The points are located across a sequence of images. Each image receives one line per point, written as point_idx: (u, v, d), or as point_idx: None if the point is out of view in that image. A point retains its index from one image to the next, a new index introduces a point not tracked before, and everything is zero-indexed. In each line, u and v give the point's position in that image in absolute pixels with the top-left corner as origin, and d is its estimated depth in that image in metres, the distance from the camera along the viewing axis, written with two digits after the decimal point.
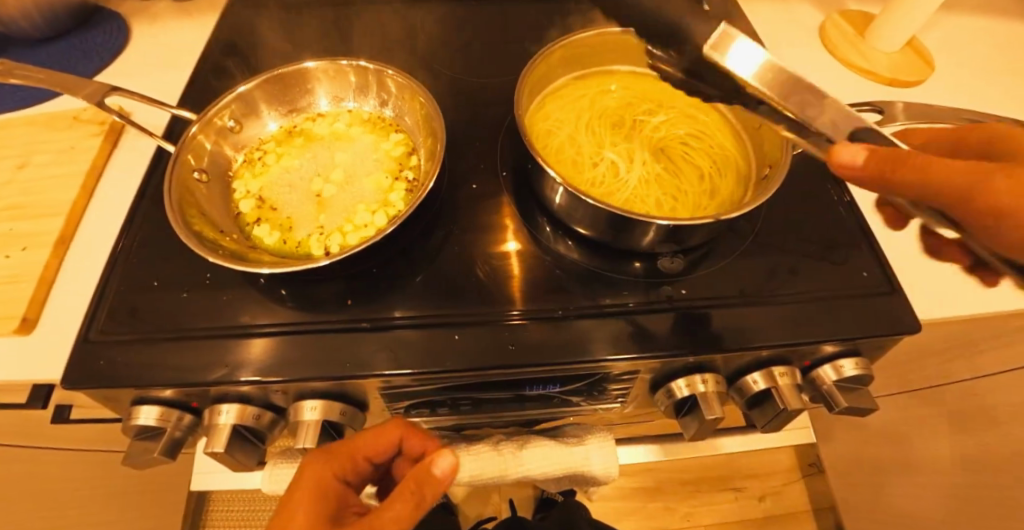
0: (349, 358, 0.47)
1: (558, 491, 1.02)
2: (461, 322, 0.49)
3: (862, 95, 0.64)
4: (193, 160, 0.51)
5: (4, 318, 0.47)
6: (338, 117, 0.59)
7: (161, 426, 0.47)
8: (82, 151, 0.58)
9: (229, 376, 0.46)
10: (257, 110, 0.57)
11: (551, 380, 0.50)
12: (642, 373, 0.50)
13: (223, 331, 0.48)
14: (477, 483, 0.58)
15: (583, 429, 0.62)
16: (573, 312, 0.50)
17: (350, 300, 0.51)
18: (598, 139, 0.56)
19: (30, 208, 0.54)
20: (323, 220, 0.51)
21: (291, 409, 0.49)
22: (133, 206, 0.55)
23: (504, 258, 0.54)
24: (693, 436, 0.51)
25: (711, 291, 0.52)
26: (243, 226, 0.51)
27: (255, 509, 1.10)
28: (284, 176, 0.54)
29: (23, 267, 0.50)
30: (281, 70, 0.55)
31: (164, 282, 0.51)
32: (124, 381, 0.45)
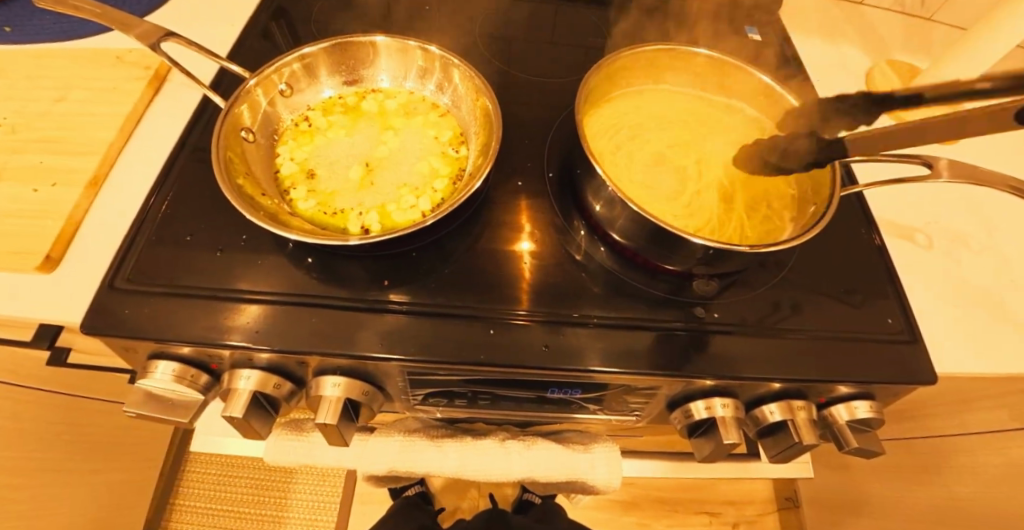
0: (356, 338, 0.46)
1: (537, 494, 1.01)
2: (496, 319, 0.49)
3: (900, 146, 0.66)
4: (243, 117, 0.51)
5: (28, 253, 0.46)
6: (395, 95, 0.58)
7: (177, 382, 0.47)
8: (124, 92, 0.56)
9: (256, 343, 0.45)
10: (315, 75, 0.57)
11: (573, 385, 0.50)
12: (661, 390, 0.51)
13: (254, 295, 0.48)
14: (477, 478, 0.57)
15: (585, 436, 0.61)
16: (595, 319, 0.50)
17: (386, 281, 0.51)
18: (654, 157, 0.57)
19: (63, 144, 0.52)
20: (367, 196, 0.51)
21: (311, 382, 0.48)
22: (171, 154, 0.54)
23: (533, 256, 0.54)
24: (704, 458, 0.52)
25: (740, 317, 0.52)
26: (283, 189, 0.51)
27: (230, 474, 1.09)
28: (332, 146, 0.54)
29: (51, 202, 0.49)
30: (346, 39, 0.55)
31: (197, 237, 0.50)
32: (148, 333, 0.44)
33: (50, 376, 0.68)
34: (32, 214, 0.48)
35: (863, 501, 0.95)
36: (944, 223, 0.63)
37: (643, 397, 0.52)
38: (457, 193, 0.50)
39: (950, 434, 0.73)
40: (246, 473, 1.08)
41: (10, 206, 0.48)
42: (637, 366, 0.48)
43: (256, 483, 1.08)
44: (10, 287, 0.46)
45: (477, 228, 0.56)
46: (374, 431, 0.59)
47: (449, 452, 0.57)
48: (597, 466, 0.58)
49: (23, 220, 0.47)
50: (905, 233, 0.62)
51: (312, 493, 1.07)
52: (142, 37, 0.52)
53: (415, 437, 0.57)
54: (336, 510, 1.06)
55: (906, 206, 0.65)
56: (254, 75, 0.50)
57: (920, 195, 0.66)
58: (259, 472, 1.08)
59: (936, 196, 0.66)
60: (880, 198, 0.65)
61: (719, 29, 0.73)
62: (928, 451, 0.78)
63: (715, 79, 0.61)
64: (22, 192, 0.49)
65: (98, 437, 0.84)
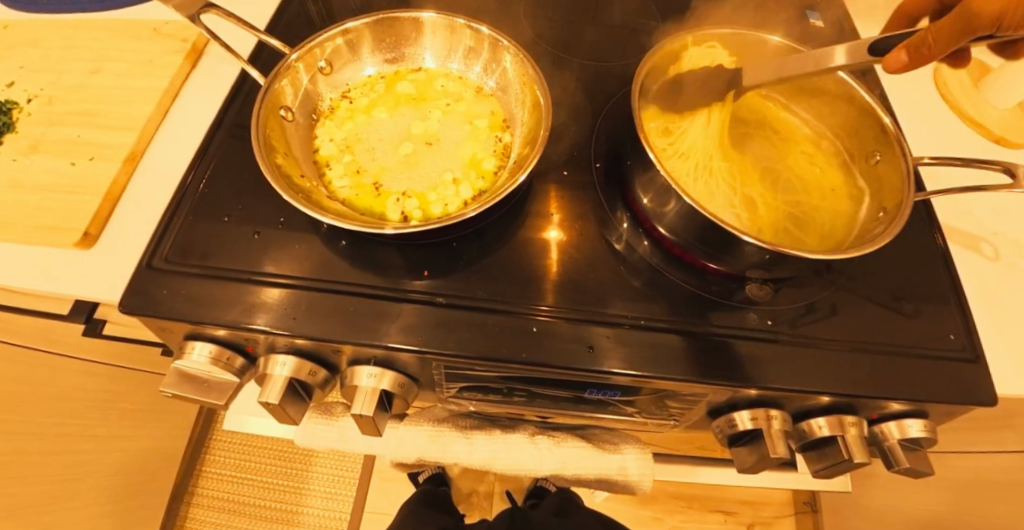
0: (390, 329, 0.45)
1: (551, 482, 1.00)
2: (537, 316, 0.47)
3: (966, 149, 0.62)
4: (283, 94, 0.49)
5: (66, 228, 0.45)
6: (436, 77, 0.56)
7: (213, 364, 0.46)
8: (161, 65, 0.54)
9: (292, 328, 0.44)
10: (357, 51, 0.54)
11: (612, 387, 0.48)
12: (704, 397, 0.49)
13: (283, 281, 0.46)
14: (507, 473, 0.56)
15: (615, 435, 0.60)
16: (639, 321, 0.48)
17: (425, 271, 0.49)
18: (709, 150, 0.53)
19: (100, 117, 0.51)
20: (408, 182, 0.49)
21: (345, 371, 0.47)
22: (208, 133, 0.52)
23: (569, 248, 0.52)
24: (744, 469, 0.50)
25: (792, 326, 0.50)
26: (321, 171, 0.49)
27: (253, 446, 1.10)
28: (374, 128, 0.52)
29: (89, 177, 0.48)
30: (389, 14, 0.52)
31: (233, 218, 0.49)
32: (185, 315, 0.43)
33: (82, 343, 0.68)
34: (71, 189, 0.47)
35: (886, 510, 0.91)
36: (1013, 233, 0.59)
37: (683, 403, 0.50)
38: (501, 184, 0.48)
39: (989, 450, 0.70)
40: (270, 445, 1.10)
41: (50, 181, 0.48)
42: (681, 370, 0.46)
43: (279, 455, 1.09)
44: (48, 262, 0.45)
45: (519, 218, 0.54)
46: (404, 419, 0.58)
47: (478, 445, 0.55)
48: (629, 467, 0.56)
49: (62, 195, 0.47)
50: (970, 242, 0.59)
51: (333, 468, 1.08)
52: (182, 10, 0.50)
53: (444, 427, 0.56)
54: (355, 485, 1.07)
55: (971, 212, 0.61)
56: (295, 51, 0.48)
57: (985, 203, 0.62)
58: (281, 446, 1.10)
59: (1006, 203, 0.62)
60: (944, 204, 0.61)
61: (777, 15, 0.69)
62: (968, 466, 0.74)
63: None
64: (61, 165, 0.49)
65: (128, 405, 0.85)
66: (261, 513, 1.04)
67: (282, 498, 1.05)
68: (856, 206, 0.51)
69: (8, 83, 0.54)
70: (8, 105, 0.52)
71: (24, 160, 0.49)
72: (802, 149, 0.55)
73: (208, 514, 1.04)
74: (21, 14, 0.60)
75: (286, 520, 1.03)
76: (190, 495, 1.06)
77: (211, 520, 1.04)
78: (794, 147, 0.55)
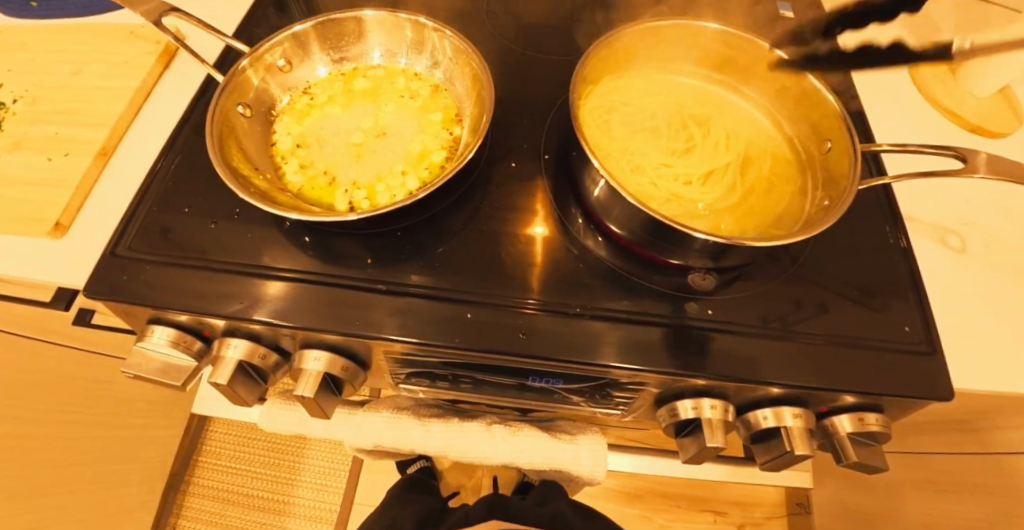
0: (380, 318, 0.47)
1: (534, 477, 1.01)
2: (482, 304, 0.48)
3: (938, 138, 0.60)
4: (239, 92, 0.51)
5: (39, 219, 0.49)
6: (388, 74, 0.57)
7: (172, 346, 0.49)
8: (135, 66, 0.57)
9: (241, 313, 0.46)
10: (307, 51, 0.56)
11: (557, 375, 0.49)
12: (649, 386, 0.49)
13: (286, 273, 0.49)
14: (462, 460, 0.57)
15: (573, 426, 0.60)
16: (583, 310, 0.49)
17: (373, 260, 0.51)
18: (657, 142, 0.53)
19: (76, 115, 0.54)
20: (357, 175, 0.50)
21: (294, 354, 0.49)
22: (176, 129, 0.55)
23: (519, 240, 0.53)
24: (688, 459, 0.50)
25: (739, 316, 0.49)
26: (275, 165, 0.51)
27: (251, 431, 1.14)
28: (327, 124, 0.54)
29: (62, 171, 0.51)
30: (334, 15, 0.54)
31: (195, 209, 0.51)
32: (143, 300, 0.45)
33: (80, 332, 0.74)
34: (46, 183, 0.51)
35: (874, 513, 0.89)
36: (985, 225, 0.58)
37: (628, 393, 0.50)
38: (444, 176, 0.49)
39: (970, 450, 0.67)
40: (263, 437, 1.13)
41: (28, 175, 0.51)
42: (625, 359, 0.46)
43: (271, 446, 1.12)
44: (22, 250, 0.49)
45: (471, 209, 0.55)
46: (364, 405, 0.60)
47: (433, 432, 0.57)
48: (580, 457, 0.57)
49: (37, 188, 0.50)
50: (937, 234, 0.57)
51: (322, 460, 1.11)
52: (149, 14, 0.53)
53: (402, 414, 0.57)
54: (344, 477, 1.09)
55: (942, 203, 0.59)
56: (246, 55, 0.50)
57: (958, 194, 0.60)
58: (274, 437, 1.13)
59: (980, 194, 0.60)
60: (912, 195, 0.60)
61: (745, 8, 0.68)
62: (953, 467, 0.72)
63: (726, 58, 0.56)
64: (38, 161, 0.52)
65: (125, 392, 0.89)
66: (253, 502, 1.07)
67: (274, 488, 1.08)
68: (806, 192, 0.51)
69: None
70: None
71: (7, 156, 0.53)
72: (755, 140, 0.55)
73: (204, 502, 1.09)
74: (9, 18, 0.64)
75: (278, 509, 1.07)
76: (185, 484, 1.10)
77: (207, 507, 1.08)
78: (746, 136, 0.55)
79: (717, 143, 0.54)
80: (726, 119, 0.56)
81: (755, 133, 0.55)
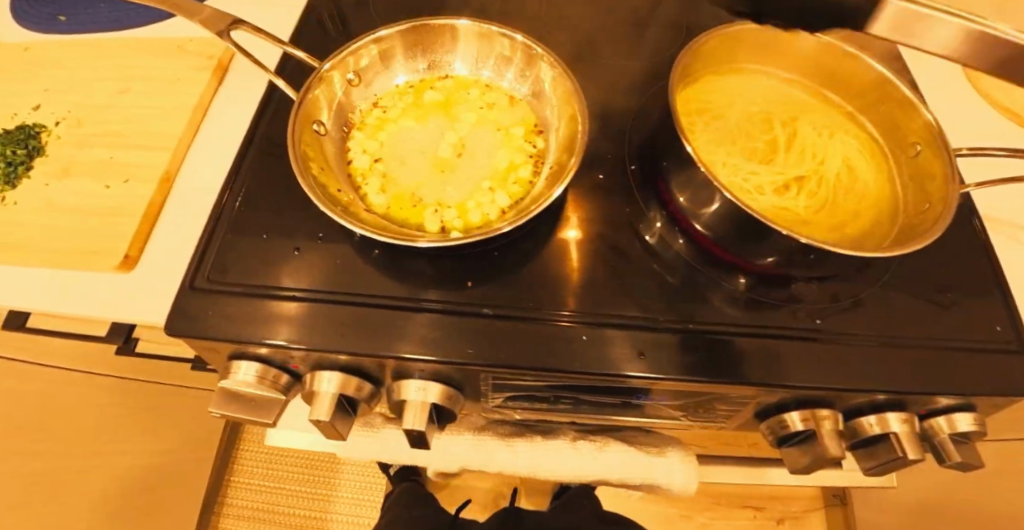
0: (403, 342, 0.44)
1: None
2: (587, 324, 0.46)
3: (998, 137, 0.62)
4: (316, 107, 0.49)
5: (108, 253, 0.45)
6: (466, 86, 0.55)
7: (261, 383, 0.46)
8: (189, 81, 0.54)
9: (338, 345, 0.43)
10: (387, 62, 0.54)
11: (663, 392, 0.48)
12: (755, 398, 0.48)
13: (300, 293, 0.45)
14: (550, 478, 0.57)
15: (658, 438, 0.59)
16: (692, 324, 0.47)
17: (469, 281, 0.49)
18: (749, 145, 0.52)
19: (129, 136, 0.51)
20: (445, 193, 0.48)
21: (391, 385, 0.47)
22: (241, 149, 0.51)
23: (612, 254, 0.51)
24: (796, 469, 0.50)
25: (844, 326, 0.48)
26: (356, 183, 0.48)
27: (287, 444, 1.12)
28: (406, 139, 0.51)
29: (124, 200, 0.47)
30: (418, 23, 0.53)
31: (272, 234, 0.48)
32: (229, 335, 0.42)
33: (60, 355, 0.71)
34: (107, 212, 0.47)
35: (916, 503, 0.91)
36: None
37: (733, 406, 0.49)
38: (537, 195, 0.47)
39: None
40: (295, 452, 1.09)
41: (86, 205, 0.48)
42: (688, 371, 0.45)
43: (304, 461, 1.09)
44: (89, 286, 0.45)
45: (559, 222, 0.53)
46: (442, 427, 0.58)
47: (521, 453, 0.56)
48: (672, 475, 0.56)
49: (98, 219, 0.47)
50: (1002, 230, 0.60)
51: (358, 473, 1.09)
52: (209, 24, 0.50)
53: (486, 436, 0.56)
54: (382, 489, 1.07)
55: (1000, 199, 0.62)
56: (325, 64, 0.48)
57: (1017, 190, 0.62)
58: (307, 453, 1.10)
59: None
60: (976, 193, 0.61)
61: None
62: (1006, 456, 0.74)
63: (812, 60, 0.56)
64: (96, 188, 0.48)
65: (155, 421, 0.85)
66: (291, 520, 1.04)
67: (311, 504, 1.06)
68: (901, 200, 0.50)
69: (35, 106, 0.54)
70: (37, 128, 0.52)
71: (57, 184, 0.49)
72: (844, 145, 0.54)
73: (238, 524, 1.04)
74: (45, 36, 0.61)
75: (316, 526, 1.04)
76: (219, 505, 1.05)
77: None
78: (832, 140, 0.54)
79: (806, 146, 0.53)
80: (812, 122, 0.55)
81: (842, 137, 0.55)
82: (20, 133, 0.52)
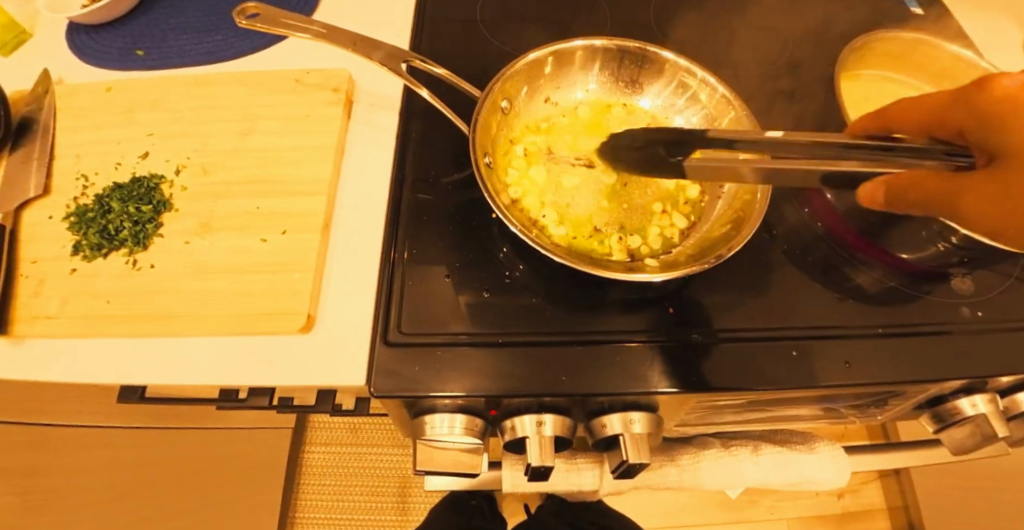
0: (627, 378, 0.43)
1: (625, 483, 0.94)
2: (774, 339, 0.47)
3: None
4: (484, 140, 0.47)
5: (288, 313, 0.42)
6: (627, 109, 0.54)
7: (467, 434, 0.44)
8: (320, 120, 0.51)
9: (567, 390, 0.42)
10: (560, 82, 0.54)
11: (845, 394, 0.50)
12: (922, 391, 0.50)
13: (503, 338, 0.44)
14: (711, 488, 0.58)
15: (800, 436, 0.61)
16: (878, 328, 0.49)
17: (669, 308, 0.48)
18: None
19: (271, 184, 0.48)
20: (623, 220, 0.47)
21: (593, 419, 0.46)
22: (395, 191, 0.49)
23: (775, 263, 0.52)
24: (959, 449, 0.54)
25: (1007, 315, 0.50)
26: (532, 217, 0.47)
27: (353, 454, 1.11)
28: (568, 166, 0.50)
29: (286, 254, 0.45)
30: (596, 43, 0.52)
31: (454, 276, 0.46)
32: (436, 388, 0.40)
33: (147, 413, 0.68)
34: (272, 268, 0.44)
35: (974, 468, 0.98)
36: None
37: (903, 400, 0.51)
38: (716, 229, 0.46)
39: None
40: (359, 481, 1.08)
41: (243, 262, 0.45)
42: (900, 374, 0.46)
43: (369, 489, 1.08)
44: (270, 348, 0.43)
45: None
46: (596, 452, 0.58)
47: (687, 470, 0.57)
48: (828, 468, 0.58)
49: (261, 277, 0.44)
50: None
51: (425, 495, 1.08)
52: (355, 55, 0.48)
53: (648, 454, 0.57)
54: None
55: None
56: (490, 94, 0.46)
57: None
58: (370, 480, 1.09)
59: None
60: None
61: None
62: None
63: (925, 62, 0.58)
64: (251, 243, 0.45)
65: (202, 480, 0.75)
66: None
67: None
68: None
69: (142, 153, 0.51)
70: (158, 180, 0.49)
71: (200, 241, 0.46)
72: None
73: None
74: (130, 76, 0.57)
75: None
76: None
77: None
78: None
79: None
80: None
81: None
82: (138, 186, 0.48)
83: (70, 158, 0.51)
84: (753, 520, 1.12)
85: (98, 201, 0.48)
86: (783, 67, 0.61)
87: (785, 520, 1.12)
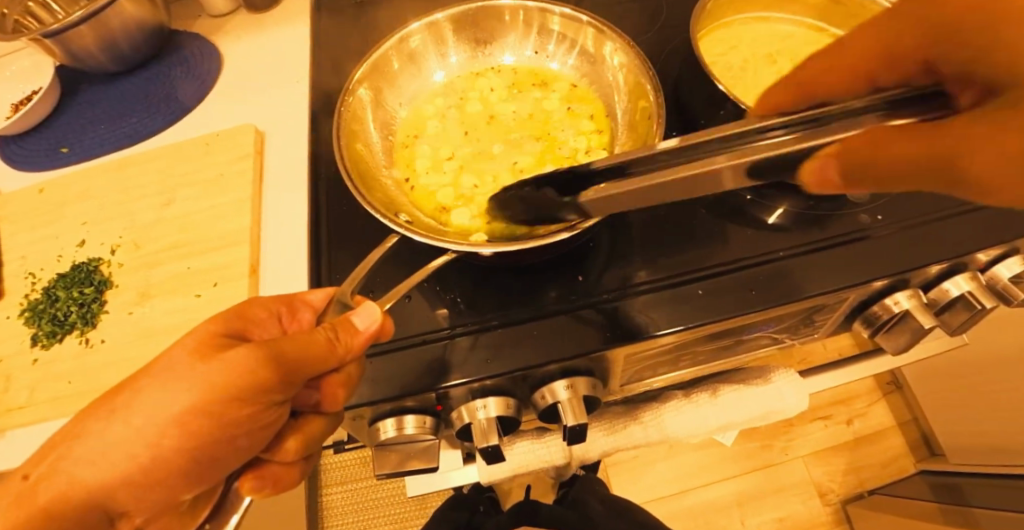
0: (552, 347, 0.46)
1: (581, 467, 0.87)
2: (684, 281, 0.50)
3: None
4: (354, 133, 0.51)
5: None
6: (491, 74, 0.62)
7: (417, 433, 0.46)
8: (233, 177, 0.56)
9: (495, 370, 0.45)
10: (417, 65, 0.60)
11: (770, 319, 0.53)
12: (845, 300, 0.52)
13: (439, 334, 0.48)
14: (679, 437, 0.60)
15: (758, 370, 0.62)
16: (782, 251, 0.51)
17: (580, 274, 0.51)
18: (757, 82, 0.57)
19: (198, 244, 0.52)
20: (503, 189, 0.52)
21: (535, 394, 0.49)
22: (310, 221, 0.52)
23: (680, 213, 0.55)
24: (899, 349, 0.56)
25: (903, 212, 0.53)
26: (413, 201, 0.52)
27: (368, 486, 1.14)
28: (444, 149, 0.56)
29: (217, 304, 0.49)
30: (437, 16, 0.58)
31: (377, 289, 0.49)
32: (372, 396, 0.44)
33: None
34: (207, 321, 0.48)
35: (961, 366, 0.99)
36: None
37: (828, 312, 0.54)
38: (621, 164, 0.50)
39: None
40: (382, 509, 1.12)
41: (181, 319, 0.48)
42: (812, 287, 0.49)
43: (395, 518, 1.11)
44: None
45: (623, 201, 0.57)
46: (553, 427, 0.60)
47: (650, 424, 0.60)
48: (786, 394, 0.59)
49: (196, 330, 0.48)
50: None
51: None
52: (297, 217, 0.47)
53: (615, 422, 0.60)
54: None
55: None
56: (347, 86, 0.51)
57: None
58: (394, 508, 1.13)
59: None
60: None
61: None
62: None
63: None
64: (186, 300, 0.49)
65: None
66: None
67: None
68: None
69: (79, 242, 0.54)
70: (95, 262, 0.52)
71: (141, 309, 0.49)
72: None
73: None
74: (57, 174, 0.61)
75: None
76: None
77: None
78: None
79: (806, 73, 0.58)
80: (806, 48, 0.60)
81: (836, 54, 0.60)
82: (79, 272, 0.52)
83: (16, 260, 0.55)
84: (769, 465, 1.13)
85: (44, 293, 0.51)
86: (658, 29, 0.65)
87: (800, 457, 1.14)
